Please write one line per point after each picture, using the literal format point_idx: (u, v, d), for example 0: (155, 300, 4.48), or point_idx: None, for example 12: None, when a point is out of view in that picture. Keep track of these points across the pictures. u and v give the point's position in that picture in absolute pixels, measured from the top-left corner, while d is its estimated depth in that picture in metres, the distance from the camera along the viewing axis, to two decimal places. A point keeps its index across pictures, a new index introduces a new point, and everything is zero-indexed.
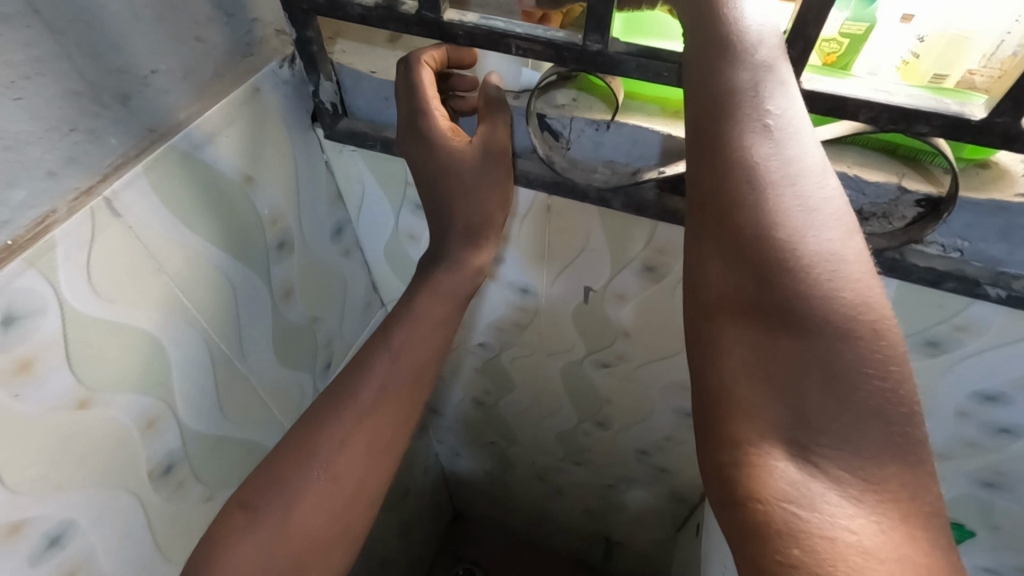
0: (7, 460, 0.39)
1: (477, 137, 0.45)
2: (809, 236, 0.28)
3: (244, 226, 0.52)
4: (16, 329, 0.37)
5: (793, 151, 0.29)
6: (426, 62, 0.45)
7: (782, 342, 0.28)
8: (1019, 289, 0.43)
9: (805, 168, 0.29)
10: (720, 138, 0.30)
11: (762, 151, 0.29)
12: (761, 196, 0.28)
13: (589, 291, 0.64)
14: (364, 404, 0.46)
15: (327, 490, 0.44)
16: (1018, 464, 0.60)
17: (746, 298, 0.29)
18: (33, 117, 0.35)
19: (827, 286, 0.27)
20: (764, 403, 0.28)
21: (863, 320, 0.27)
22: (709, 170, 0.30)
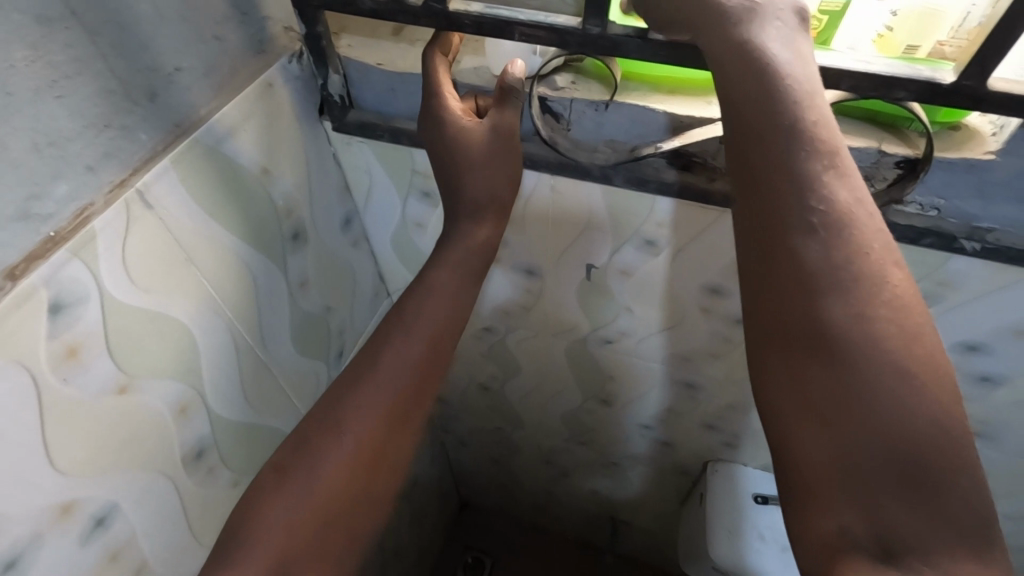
0: (57, 441, 0.41)
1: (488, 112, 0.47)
2: (864, 336, 0.31)
3: (262, 216, 0.54)
4: (63, 316, 0.39)
5: (851, 252, 0.32)
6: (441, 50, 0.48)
7: (852, 439, 0.31)
8: (993, 241, 0.46)
9: (860, 268, 0.32)
10: (778, 242, 0.34)
11: (820, 257, 0.33)
12: (815, 300, 0.33)
13: (591, 268, 0.66)
14: (383, 374, 0.47)
15: (354, 452, 0.45)
16: (999, 412, 0.64)
17: (810, 393, 0.33)
18: (73, 115, 0.37)
19: (888, 382, 0.31)
20: (838, 495, 0.32)
21: (927, 415, 0.30)
22: (766, 270, 0.35)
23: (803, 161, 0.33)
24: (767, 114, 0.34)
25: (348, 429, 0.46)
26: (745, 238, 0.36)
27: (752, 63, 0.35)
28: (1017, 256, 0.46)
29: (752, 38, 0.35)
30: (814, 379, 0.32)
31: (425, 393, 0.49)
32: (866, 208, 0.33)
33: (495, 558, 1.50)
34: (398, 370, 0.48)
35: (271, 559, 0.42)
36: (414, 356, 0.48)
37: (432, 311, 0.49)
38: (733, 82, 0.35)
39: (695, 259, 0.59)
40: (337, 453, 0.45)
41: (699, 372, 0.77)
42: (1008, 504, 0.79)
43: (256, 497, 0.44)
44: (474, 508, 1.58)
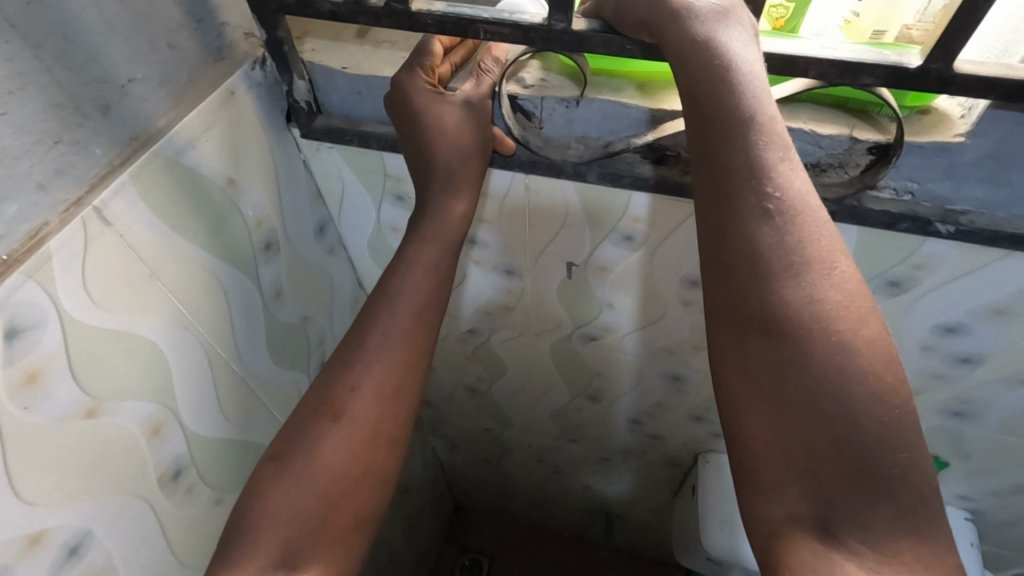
0: (22, 471, 0.39)
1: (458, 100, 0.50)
2: (815, 319, 0.32)
3: (229, 225, 0.53)
4: (19, 342, 0.37)
5: (805, 250, 0.33)
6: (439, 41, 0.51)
7: (802, 429, 0.32)
8: (966, 224, 0.46)
9: (814, 265, 0.33)
10: (735, 239, 0.34)
11: (777, 254, 0.33)
12: (767, 287, 0.33)
13: (572, 266, 0.66)
14: (372, 350, 0.46)
15: (349, 430, 0.43)
16: (980, 392, 0.65)
17: (766, 379, 0.33)
18: (19, 132, 0.36)
19: (838, 367, 0.31)
20: (786, 481, 0.32)
21: (875, 406, 0.31)
22: (719, 257, 0.35)
23: (755, 150, 0.34)
24: (726, 113, 0.35)
25: (344, 402, 0.44)
26: (701, 225, 0.36)
27: (710, 63, 0.35)
28: (991, 237, 0.46)
29: (712, 42, 0.36)
30: (770, 375, 0.33)
31: (424, 363, 0.47)
32: (813, 199, 0.34)
33: (491, 559, 1.50)
34: (391, 337, 0.46)
35: (273, 547, 0.40)
36: (405, 323, 0.47)
37: (420, 277, 0.48)
38: (692, 72, 0.36)
39: (673, 252, 0.59)
40: (334, 428, 0.43)
41: (685, 365, 0.77)
42: (989, 479, 0.81)
43: (259, 487, 0.42)
44: (469, 508, 1.58)
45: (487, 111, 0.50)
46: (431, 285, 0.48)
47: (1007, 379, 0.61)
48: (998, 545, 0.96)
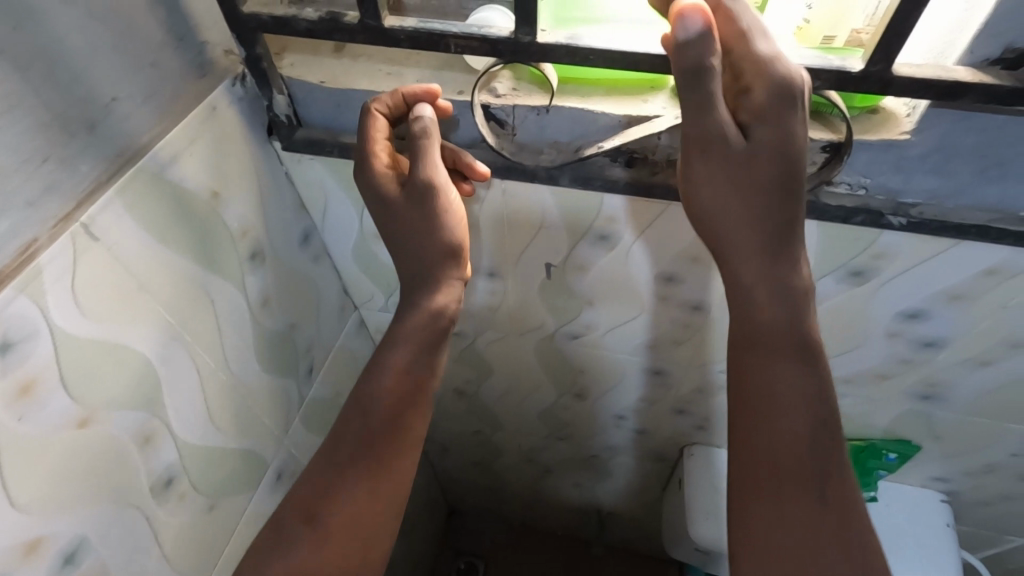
0: (20, 478, 0.40)
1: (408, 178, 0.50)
2: (795, 356, 0.45)
3: (214, 238, 0.54)
4: (12, 354, 0.38)
5: (794, 307, 0.46)
6: (379, 109, 0.50)
7: (782, 438, 0.44)
8: (916, 215, 0.49)
9: (799, 321, 0.46)
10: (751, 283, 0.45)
11: (775, 303, 0.45)
12: (766, 320, 0.46)
13: (551, 266, 0.68)
14: (350, 458, 0.51)
15: (318, 539, 0.49)
16: (946, 375, 0.67)
17: (764, 391, 0.45)
18: (9, 151, 0.37)
19: (803, 398, 0.45)
20: (773, 474, 0.43)
21: (821, 432, 0.44)
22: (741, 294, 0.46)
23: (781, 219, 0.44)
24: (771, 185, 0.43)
25: (320, 513, 0.50)
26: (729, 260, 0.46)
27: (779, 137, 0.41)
28: (939, 227, 0.49)
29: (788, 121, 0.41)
30: (764, 391, 0.45)
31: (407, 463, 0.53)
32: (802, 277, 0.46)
33: (486, 560, 1.51)
34: (366, 445, 0.51)
35: None
36: (381, 425, 0.52)
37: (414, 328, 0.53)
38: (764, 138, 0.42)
39: (646, 251, 0.61)
40: (309, 533, 0.49)
41: (665, 360, 0.79)
42: (962, 459, 0.84)
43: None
44: (463, 512, 1.59)
45: (433, 185, 0.49)
46: (407, 382, 0.53)
47: (968, 361, 0.64)
48: (976, 526, 0.99)
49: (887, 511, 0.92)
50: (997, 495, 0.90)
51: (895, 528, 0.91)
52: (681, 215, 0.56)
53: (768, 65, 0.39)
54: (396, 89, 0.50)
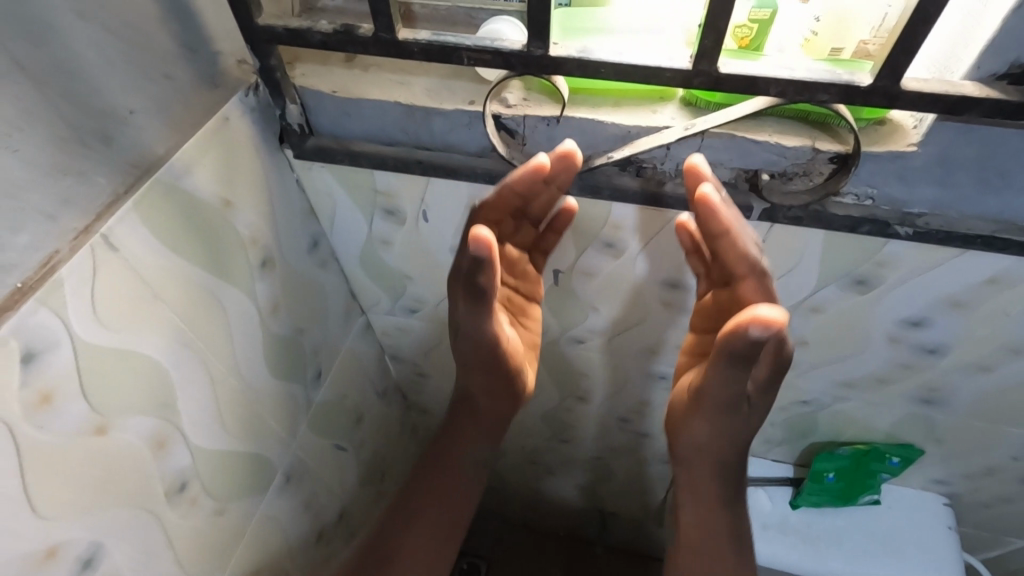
0: (40, 487, 0.41)
1: (466, 310, 0.52)
2: (733, 450, 0.55)
3: (226, 246, 0.55)
4: (35, 365, 0.39)
5: (750, 419, 0.53)
6: (480, 217, 0.55)
7: (697, 492, 0.60)
8: (922, 226, 0.50)
9: (749, 426, 0.54)
10: (716, 404, 0.52)
11: (736, 417, 0.52)
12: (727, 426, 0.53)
13: (558, 273, 0.68)
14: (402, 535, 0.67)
15: None
16: (947, 379, 0.68)
17: (706, 463, 0.57)
18: (30, 166, 0.37)
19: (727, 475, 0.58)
20: (691, 509, 0.61)
21: (725, 499, 0.59)
22: (706, 410, 0.53)
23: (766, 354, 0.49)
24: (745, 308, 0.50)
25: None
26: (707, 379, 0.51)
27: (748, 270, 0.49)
28: (945, 237, 0.49)
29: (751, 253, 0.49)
30: (697, 465, 0.58)
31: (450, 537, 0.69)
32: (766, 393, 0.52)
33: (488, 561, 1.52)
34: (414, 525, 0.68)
35: None
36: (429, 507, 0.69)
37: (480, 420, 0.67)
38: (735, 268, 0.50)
39: (653, 258, 0.62)
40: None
41: (669, 364, 0.80)
42: (962, 461, 0.85)
43: None
44: None
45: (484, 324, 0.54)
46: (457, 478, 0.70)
47: (969, 367, 0.65)
48: (975, 526, 1.00)
49: (889, 515, 0.93)
50: (997, 497, 0.91)
51: (896, 530, 0.92)
52: None
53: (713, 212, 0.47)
54: (501, 188, 0.52)
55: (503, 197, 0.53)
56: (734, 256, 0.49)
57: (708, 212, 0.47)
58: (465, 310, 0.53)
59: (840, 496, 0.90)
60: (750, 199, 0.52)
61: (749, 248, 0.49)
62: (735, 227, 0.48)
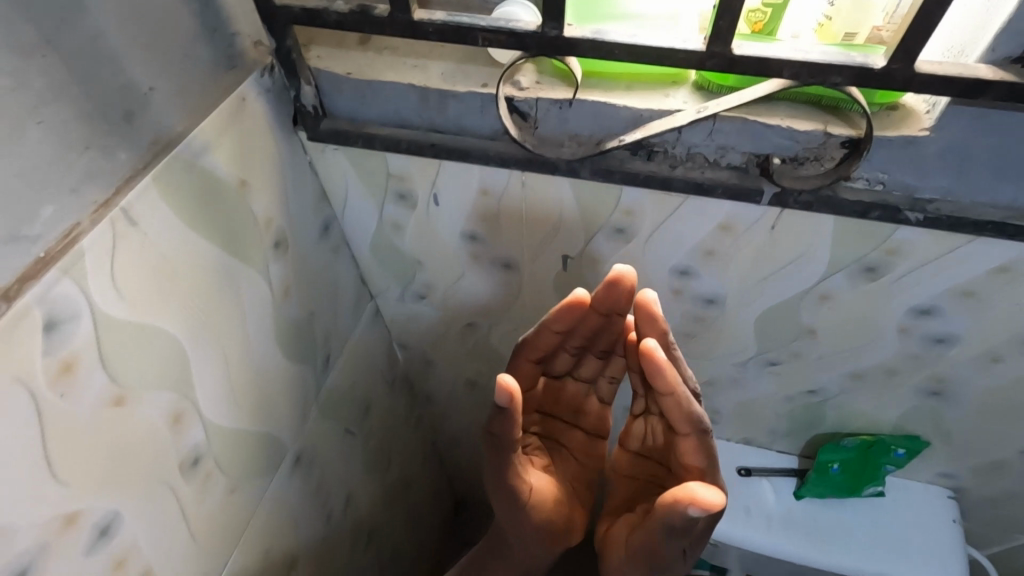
0: (61, 455, 0.42)
1: (489, 436, 0.55)
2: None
3: (240, 226, 0.56)
4: (57, 333, 0.40)
5: (682, 565, 0.55)
6: (547, 328, 0.60)
7: None
8: (933, 211, 0.50)
9: (681, 572, 0.55)
10: (650, 554, 0.53)
11: (668, 568, 0.54)
12: (661, 572, 0.55)
13: (567, 259, 0.69)
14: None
15: None
16: (955, 371, 0.68)
17: None
18: (54, 138, 0.38)
19: None
20: None
21: None
22: (637, 552, 0.55)
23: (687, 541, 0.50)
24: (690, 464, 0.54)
25: None
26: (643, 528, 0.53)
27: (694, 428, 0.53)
28: (956, 223, 0.49)
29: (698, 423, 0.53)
30: None
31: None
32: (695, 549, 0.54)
33: None
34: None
35: None
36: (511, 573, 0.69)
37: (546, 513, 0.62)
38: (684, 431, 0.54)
39: (663, 245, 0.62)
40: None
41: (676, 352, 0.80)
42: (969, 455, 0.85)
43: None
44: (470, 504, 1.60)
45: (508, 450, 0.55)
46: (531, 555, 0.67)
47: (978, 358, 0.65)
48: (980, 523, 1.00)
49: (893, 509, 0.93)
50: (1004, 492, 0.91)
51: (901, 523, 0.92)
52: (698, 209, 0.57)
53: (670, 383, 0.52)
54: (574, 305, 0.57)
55: (569, 316, 0.58)
56: (680, 416, 0.54)
57: (654, 367, 0.52)
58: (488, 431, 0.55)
59: (843, 487, 0.91)
60: (761, 184, 0.52)
61: (691, 406, 0.53)
62: (680, 386, 0.53)
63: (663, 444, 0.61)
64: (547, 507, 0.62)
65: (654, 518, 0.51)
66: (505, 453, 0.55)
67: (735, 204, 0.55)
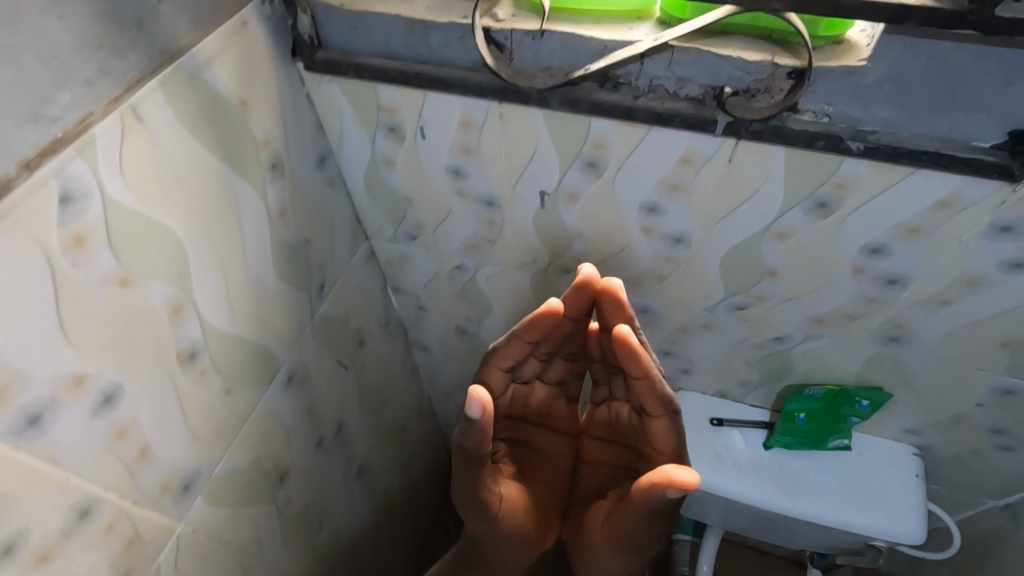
0: (72, 320, 0.48)
1: (461, 449, 0.62)
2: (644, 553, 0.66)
3: (240, 143, 0.61)
4: (70, 208, 0.45)
5: (661, 533, 0.64)
6: (518, 336, 0.71)
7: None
8: (873, 141, 0.53)
9: (660, 536, 0.65)
10: (634, 521, 0.62)
11: (648, 534, 0.63)
12: (643, 539, 0.64)
13: (544, 194, 0.73)
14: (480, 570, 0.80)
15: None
16: (910, 314, 0.72)
17: (620, 559, 0.68)
18: (73, 33, 0.43)
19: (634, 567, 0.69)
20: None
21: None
22: (624, 521, 0.63)
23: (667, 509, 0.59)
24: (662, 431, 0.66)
25: None
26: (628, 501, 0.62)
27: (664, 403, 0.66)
28: (894, 153, 0.53)
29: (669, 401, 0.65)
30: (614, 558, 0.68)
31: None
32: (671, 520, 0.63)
33: None
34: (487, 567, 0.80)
35: None
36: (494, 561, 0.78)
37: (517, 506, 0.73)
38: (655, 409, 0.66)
39: (631, 180, 0.67)
40: None
41: (650, 295, 0.85)
42: (931, 409, 0.88)
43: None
44: None
45: (476, 459, 0.62)
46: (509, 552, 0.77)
47: (929, 300, 0.69)
48: (947, 485, 1.03)
49: (858, 462, 0.97)
50: (967, 451, 0.93)
51: (867, 476, 0.96)
52: (661, 142, 0.61)
53: (644, 367, 0.64)
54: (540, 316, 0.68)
55: (537, 327, 0.69)
56: (653, 400, 0.65)
57: (630, 348, 0.63)
58: (461, 445, 0.61)
59: (809, 438, 0.95)
60: (716, 114, 0.56)
61: (662, 389, 0.65)
62: (652, 371, 0.64)
63: (630, 424, 0.74)
64: (516, 507, 0.72)
65: (636, 492, 0.60)
66: (472, 461, 0.62)
67: (694, 134, 0.59)
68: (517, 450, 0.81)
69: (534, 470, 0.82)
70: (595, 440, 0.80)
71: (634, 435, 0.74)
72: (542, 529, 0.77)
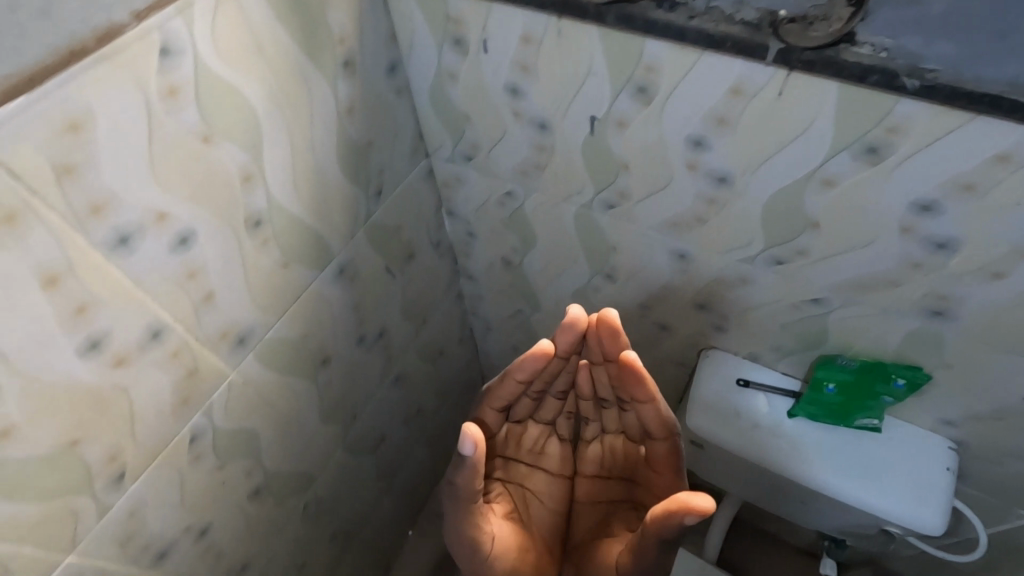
0: (161, 161, 0.56)
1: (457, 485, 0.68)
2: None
3: (318, 35, 0.67)
4: (169, 60, 0.53)
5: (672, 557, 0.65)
6: (510, 378, 0.75)
7: None
8: (930, 80, 0.51)
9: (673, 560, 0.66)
10: (647, 545, 0.64)
11: (662, 558, 0.64)
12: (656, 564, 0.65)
13: (594, 120, 0.75)
14: None
15: None
16: (956, 284, 0.69)
17: None
18: None
19: None
20: None
21: None
22: (640, 547, 0.65)
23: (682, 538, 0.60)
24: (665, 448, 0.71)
25: None
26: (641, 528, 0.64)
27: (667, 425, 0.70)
28: (952, 94, 0.51)
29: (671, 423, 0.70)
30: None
31: None
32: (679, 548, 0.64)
33: None
34: None
35: None
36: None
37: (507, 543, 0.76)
38: (660, 429, 0.70)
39: (679, 109, 0.67)
40: None
41: (690, 240, 0.85)
42: (972, 399, 0.84)
43: None
44: None
45: (464, 494, 0.68)
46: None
47: (979, 269, 0.66)
48: (981, 490, 0.98)
49: (887, 444, 0.94)
50: (1006, 452, 0.89)
51: (892, 461, 0.93)
52: (711, 69, 0.61)
53: (648, 395, 0.68)
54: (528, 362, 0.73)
55: (526, 373, 0.74)
56: (657, 421, 0.70)
57: (635, 372, 0.67)
58: (456, 480, 0.68)
59: (836, 411, 0.93)
60: (768, 40, 0.56)
61: (664, 413, 0.70)
62: (656, 397, 0.69)
63: (628, 453, 0.81)
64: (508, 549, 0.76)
65: (652, 519, 0.61)
66: (462, 494, 0.68)
67: (745, 62, 0.59)
68: (512, 490, 0.85)
69: (530, 509, 0.85)
70: (590, 477, 0.85)
71: (633, 462, 0.80)
72: (542, 567, 0.81)
